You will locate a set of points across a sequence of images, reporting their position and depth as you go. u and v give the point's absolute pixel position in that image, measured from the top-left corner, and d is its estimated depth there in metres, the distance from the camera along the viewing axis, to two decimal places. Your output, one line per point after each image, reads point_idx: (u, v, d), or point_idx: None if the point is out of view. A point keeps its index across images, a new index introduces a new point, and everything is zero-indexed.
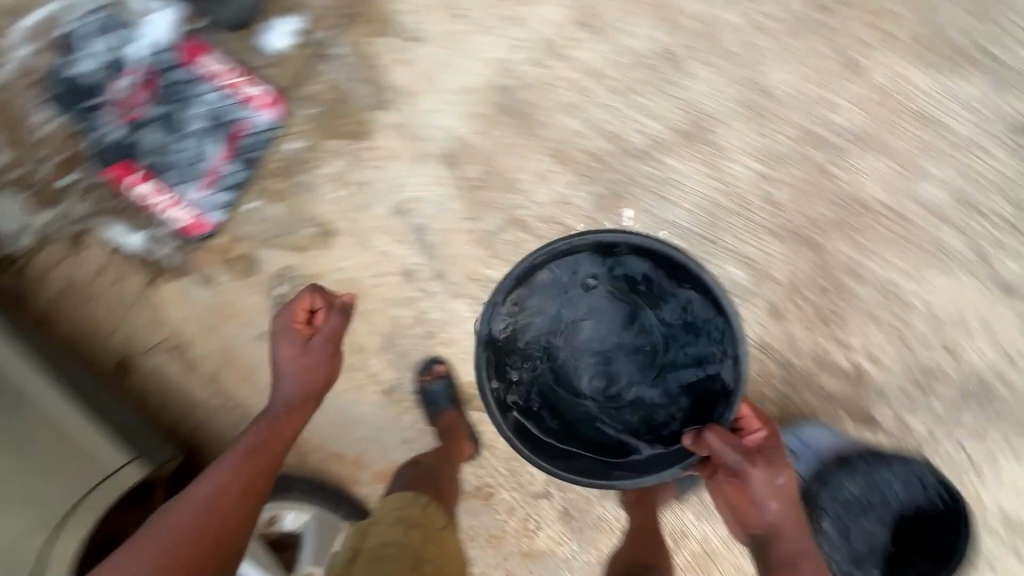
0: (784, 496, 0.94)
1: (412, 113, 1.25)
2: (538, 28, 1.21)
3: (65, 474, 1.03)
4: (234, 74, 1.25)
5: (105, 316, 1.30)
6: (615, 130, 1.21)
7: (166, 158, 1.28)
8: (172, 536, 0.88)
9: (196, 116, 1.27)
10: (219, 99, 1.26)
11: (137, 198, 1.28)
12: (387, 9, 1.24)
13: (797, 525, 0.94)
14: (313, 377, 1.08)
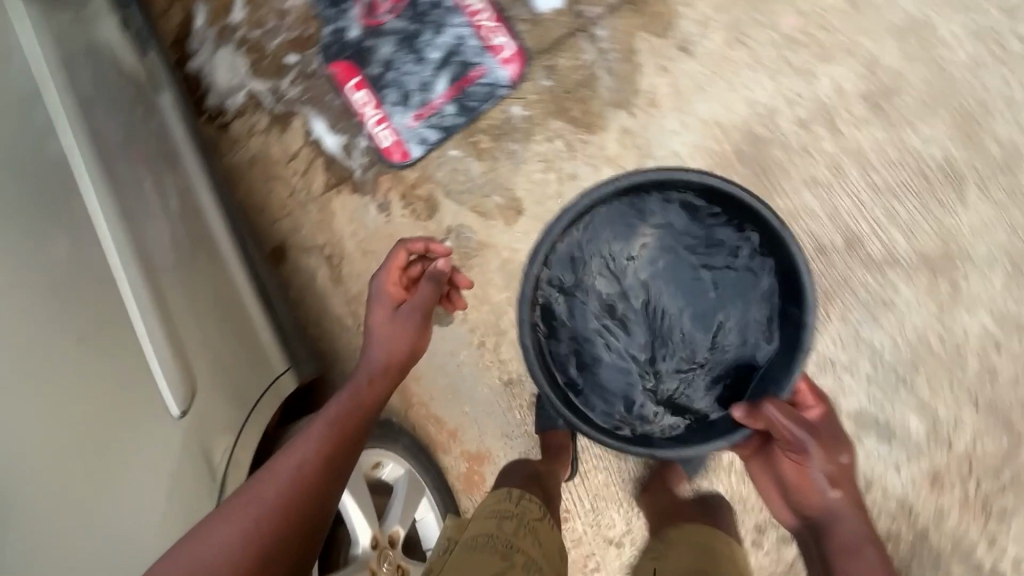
0: (840, 470, 0.89)
1: (649, 126, 1.16)
2: (821, 90, 1.10)
3: (247, 361, 1.07)
4: (489, 18, 1.19)
5: (280, 199, 1.33)
6: (853, 225, 1.11)
7: (391, 75, 1.25)
8: (254, 507, 0.76)
9: (436, 45, 1.22)
10: (464, 37, 1.21)
11: (352, 104, 1.27)
12: (669, 9, 1.14)
13: (853, 513, 0.89)
14: (402, 347, 0.99)
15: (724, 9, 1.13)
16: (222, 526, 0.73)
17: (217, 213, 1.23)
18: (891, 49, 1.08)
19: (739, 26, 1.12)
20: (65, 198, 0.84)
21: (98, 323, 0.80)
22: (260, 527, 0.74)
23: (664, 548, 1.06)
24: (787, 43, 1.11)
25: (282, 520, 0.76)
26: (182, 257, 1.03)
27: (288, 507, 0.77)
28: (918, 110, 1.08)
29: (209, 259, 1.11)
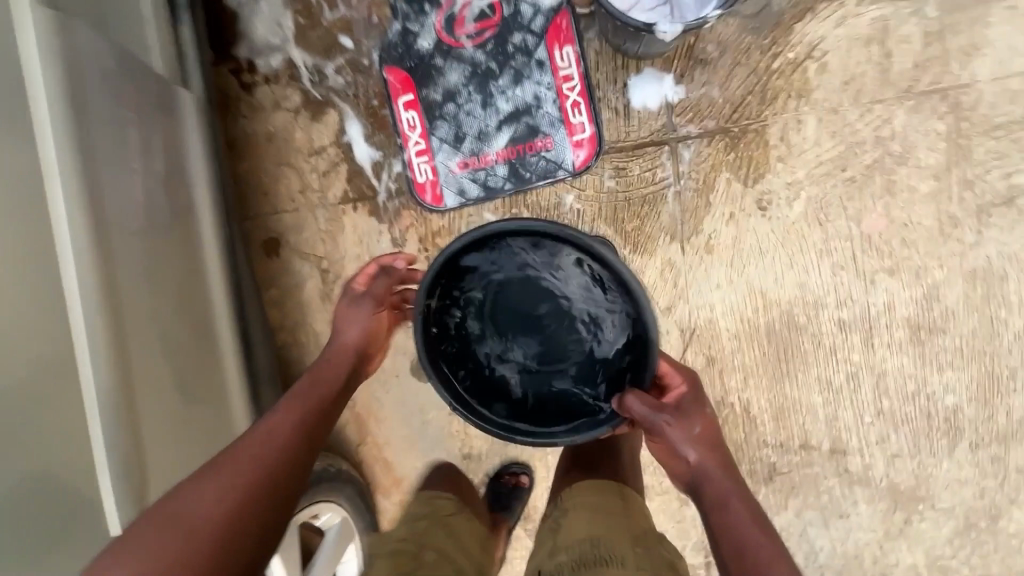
0: (700, 440, 0.87)
1: (693, 268, 1.09)
2: (874, 300, 1.05)
3: (206, 386, 0.95)
4: (577, 90, 1.06)
5: (288, 189, 1.19)
6: (843, 435, 1.10)
7: (450, 108, 1.11)
8: (226, 481, 0.66)
9: (509, 95, 1.08)
10: (543, 99, 1.07)
11: (398, 123, 1.13)
12: (764, 157, 1.04)
13: (730, 483, 0.83)
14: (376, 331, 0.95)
15: (819, 180, 1.03)
16: (185, 514, 0.62)
17: (212, 197, 1.08)
18: (955, 289, 1.03)
19: (825, 204, 1.04)
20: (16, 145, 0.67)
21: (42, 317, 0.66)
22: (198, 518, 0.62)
23: (557, 514, 0.85)
24: (863, 242, 1.04)
25: (252, 513, 0.66)
26: (160, 244, 0.89)
27: (258, 495, 0.67)
28: (953, 356, 1.05)
29: (188, 249, 0.98)
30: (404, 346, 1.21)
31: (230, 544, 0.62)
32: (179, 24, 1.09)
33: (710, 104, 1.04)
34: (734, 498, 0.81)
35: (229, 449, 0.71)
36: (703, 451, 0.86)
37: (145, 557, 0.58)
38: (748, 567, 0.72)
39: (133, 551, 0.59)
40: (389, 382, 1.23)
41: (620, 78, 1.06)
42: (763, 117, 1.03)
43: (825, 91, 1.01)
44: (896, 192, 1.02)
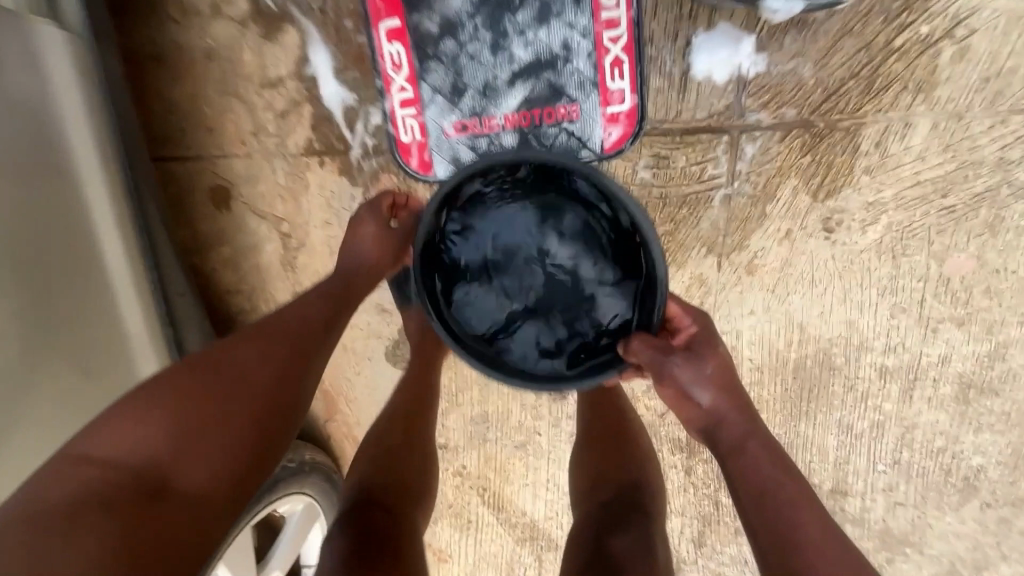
0: (718, 382, 0.78)
1: (726, 289, 0.91)
2: (928, 350, 0.90)
3: (88, 364, 0.77)
4: (621, 42, 0.78)
5: (236, 127, 0.94)
6: (848, 476, 1.02)
7: (449, 44, 0.83)
8: (253, 357, 0.69)
9: (530, 38, 0.80)
10: (574, 47, 0.80)
11: (378, 59, 0.85)
12: (846, 166, 0.81)
13: (746, 422, 0.76)
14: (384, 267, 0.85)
15: (908, 203, 0.81)
16: (241, 378, 0.67)
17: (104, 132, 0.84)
18: None
19: (908, 235, 0.83)
20: None
21: None
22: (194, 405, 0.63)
23: None
24: (938, 285, 0.85)
25: (269, 393, 0.68)
26: (2, 189, 0.71)
27: (280, 377, 0.69)
28: (996, 419, 0.93)
29: (64, 194, 0.78)
30: (378, 328, 1.06)
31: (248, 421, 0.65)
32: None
33: (797, 86, 0.78)
34: (759, 440, 0.73)
35: (261, 322, 0.73)
36: (722, 391, 0.77)
37: (175, 416, 0.63)
38: (774, 509, 0.67)
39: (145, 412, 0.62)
40: (361, 363, 1.10)
41: (683, 32, 0.77)
42: (861, 114, 0.78)
43: (952, 89, 0.75)
44: (999, 232, 0.81)
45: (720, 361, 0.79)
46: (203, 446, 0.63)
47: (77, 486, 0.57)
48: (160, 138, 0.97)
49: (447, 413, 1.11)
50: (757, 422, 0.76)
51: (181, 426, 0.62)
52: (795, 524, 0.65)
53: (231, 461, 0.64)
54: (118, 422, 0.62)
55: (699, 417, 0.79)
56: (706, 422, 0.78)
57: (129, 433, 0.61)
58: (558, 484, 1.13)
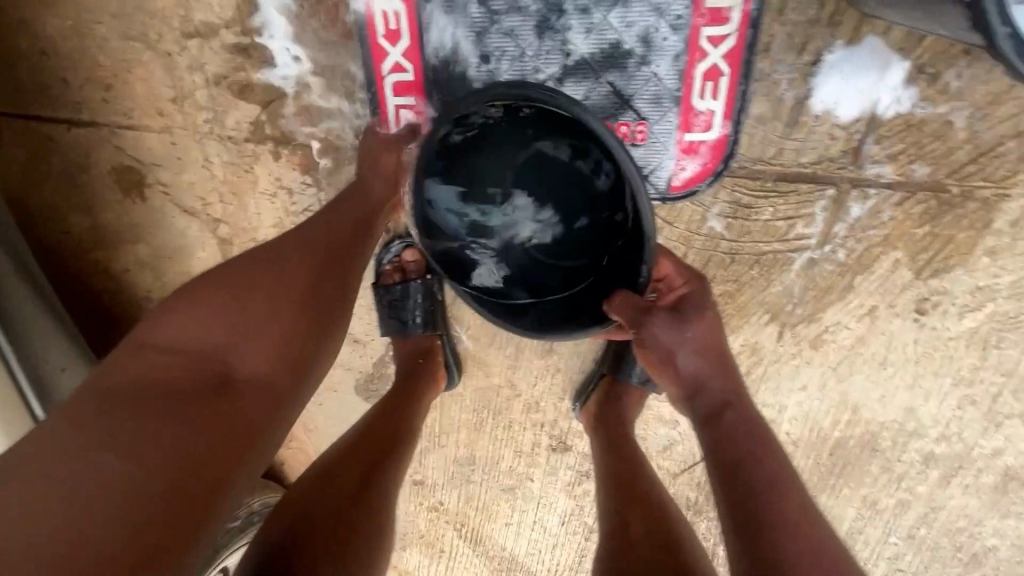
0: (703, 345, 0.56)
1: (782, 362, 0.75)
2: (983, 443, 0.80)
3: None
4: (722, 43, 0.55)
5: (151, 86, 0.65)
6: (858, 548, 0.94)
7: (475, 10, 0.57)
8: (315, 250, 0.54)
9: (595, 20, 0.56)
10: (656, 41, 0.56)
11: (368, 18, 0.59)
12: (968, 242, 0.64)
13: (728, 387, 0.55)
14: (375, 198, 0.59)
15: (1023, 293, 0.67)
16: (296, 262, 0.52)
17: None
18: None
19: (1009, 326, 0.69)
20: None
21: None
22: (254, 301, 0.50)
23: None
24: (1020, 380, 0.73)
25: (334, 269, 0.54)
26: None
27: (344, 250, 0.55)
28: None
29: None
30: (347, 359, 0.85)
31: (313, 301, 0.52)
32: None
33: (940, 137, 0.58)
34: (740, 410, 0.53)
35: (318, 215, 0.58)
36: (705, 358, 0.56)
37: (231, 309, 0.49)
38: (746, 491, 0.48)
39: (210, 303, 0.50)
40: (323, 394, 0.89)
41: (812, 43, 0.56)
42: (1010, 183, 0.60)
43: None
44: None
45: (711, 324, 0.57)
46: (260, 330, 0.49)
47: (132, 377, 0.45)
48: (35, 88, 0.66)
49: (425, 451, 0.94)
50: (742, 393, 0.55)
51: (238, 311, 0.49)
52: (772, 511, 0.46)
53: (295, 347, 0.50)
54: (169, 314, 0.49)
55: (671, 387, 0.57)
56: (679, 393, 0.56)
57: (186, 324, 0.49)
58: (545, 529, 0.99)
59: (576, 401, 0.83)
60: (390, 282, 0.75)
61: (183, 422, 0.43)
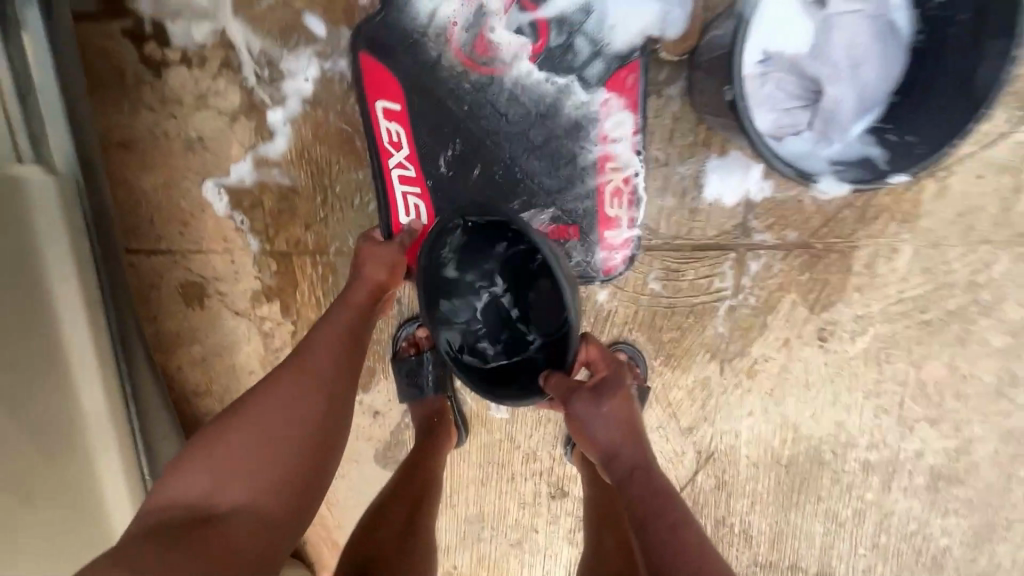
0: (617, 420, 0.70)
1: (728, 392, 0.93)
2: (905, 447, 0.96)
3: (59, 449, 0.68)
4: (623, 163, 0.80)
5: (218, 221, 0.85)
6: (833, 562, 1.05)
7: (453, 150, 0.80)
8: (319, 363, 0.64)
9: (533, 159, 0.80)
10: (577, 168, 0.80)
11: (376, 138, 0.79)
12: (839, 283, 0.86)
13: (639, 454, 0.68)
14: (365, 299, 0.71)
15: (891, 319, 0.88)
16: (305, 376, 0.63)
17: (58, 206, 0.69)
18: (987, 445, 0.96)
19: (891, 344, 0.89)
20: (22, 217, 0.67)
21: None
22: (270, 416, 0.60)
23: None
24: (915, 388, 0.92)
25: (338, 373, 0.65)
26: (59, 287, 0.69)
27: (342, 357, 0.66)
28: (960, 505, 1.00)
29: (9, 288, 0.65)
30: (369, 429, 0.98)
31: (326, 396, 0.63)
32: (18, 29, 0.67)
33: (797, 210, 0.82)
34: (647, 471, 0.66)
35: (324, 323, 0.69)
36: (619, 430, 0.69)
37: (253, 426, 0.60)
38: (652, 544, 0.60)
39: (237, 424, 0.60)
40: (345, 467, 1.01)
41: (696, 157, 0.81)
42: (854, 238, 0.83)
43: (934, 219, 0.82)
44: (967, 343, 0.89)
45: (622, 403, 0.70)
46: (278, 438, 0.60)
47: (184, 495, 0.59)
48: (128, 229, 0.86)
49: (438, 514, 1.04)
50: (650, 459, 0.68)
51: (256, 431, 0.60)
52: (675, 558, 0.59)
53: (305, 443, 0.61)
54: (205, 436, 0.62)
55: (596, 454, 0.71)
56: (600, 459, 0.70)
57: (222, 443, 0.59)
58: None
59: (568, 446, 0.97)
60: (406, 355, 0.91)
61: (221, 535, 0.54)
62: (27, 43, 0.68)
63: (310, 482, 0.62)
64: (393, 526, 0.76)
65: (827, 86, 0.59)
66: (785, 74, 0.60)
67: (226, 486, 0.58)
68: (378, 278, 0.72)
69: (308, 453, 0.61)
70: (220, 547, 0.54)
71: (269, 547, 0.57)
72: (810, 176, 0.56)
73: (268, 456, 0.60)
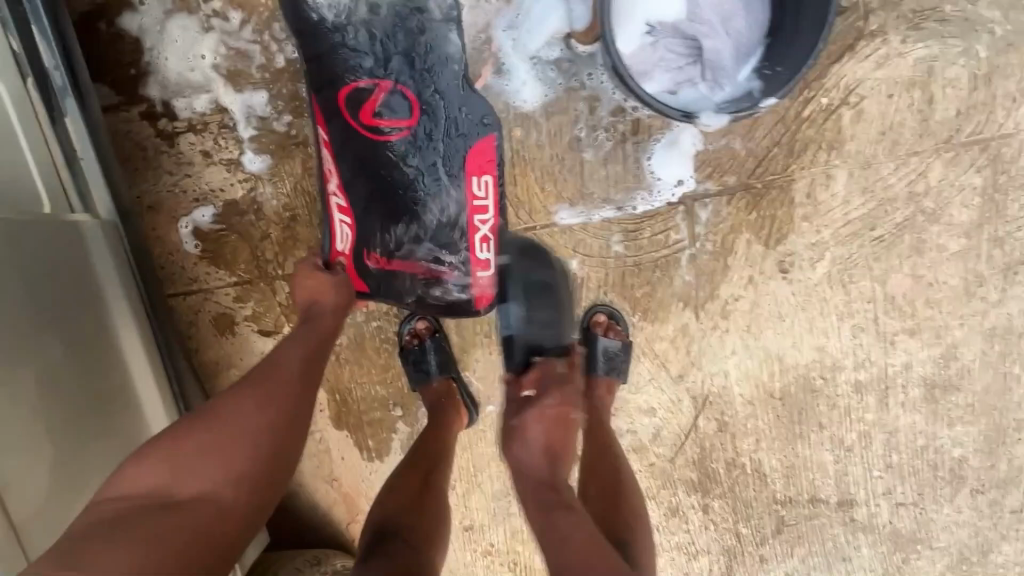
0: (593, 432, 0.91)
1: (708, 335, 1.00)
2: (891, 361, 1.00)
3: (133, 440, 0.80)
4: (486, 217, 0.91)
5: (235, 257, 0.98)
6: (851, 485, 1.09)
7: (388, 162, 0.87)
8: (287, 370, 0.71)
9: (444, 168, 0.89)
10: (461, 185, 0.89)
11: (320, 162, 0.90)
12: (786, 215, 0.93)
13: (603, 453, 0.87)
14: (325, 319, 0.81)
15: (844, 241, 0.94)
16: (275, 378, 0.70)
17: (104, 237, 0.83)
18: (974, 348, 0.99)
19: (850, 265, 0.95)
20: (79, 249, 0.78)
21: (68, 337, 0.72)
22: (244, 412, 0.66)
23: None
24: (886, 303, 0.97)
25: (303, 376, 0.72)
26: (118, 307, 0.82)
27: (307, 366, 0.73)
28: (963, 412, 1.03)
29: (84, 307, 0.76)
30: (393, 423, 1.10)
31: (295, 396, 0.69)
32: (61, 115, 0.81)
33: (732, 158, 0.91)
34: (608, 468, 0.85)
35: (294, 336, 0.77)
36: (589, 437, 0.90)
37: (229, 421, 0.65)
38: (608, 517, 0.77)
39: (213, 419, 0.65)
40: (378, 461, 1.12)
41: (630, 129, 0.92)
42: (790, 172, 0.91)
43: (859, 142, 0.89)
44: (923, 251, 0.94)
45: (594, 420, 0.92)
46: (249, 431, 0.65)
47: (142, 484, 0.61)
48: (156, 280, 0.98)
49: (467, 494, 1.13)
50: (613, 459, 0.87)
51: (229, 425, 0.64)
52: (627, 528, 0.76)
53: (275, 434, 0.66)
54: (169, 434, 0.64)
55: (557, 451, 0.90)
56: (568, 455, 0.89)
57: (198, 436, 0.64)
58: None
59: None
60: (411, 346, 1.02)
61: (188, 518, 0.58)
62: (70, 125, 0.82)
63: (278, 472, 0.67)
64: (408, 495, 0.87)
65: (704, 40, 0.70)
66: (670, 39, 0.71)
67: (186, 477, 0.61)
68: (336, 300, 0.83)
69: (273, 450, 0.66)
70: (184, 529, 0.57)
71: (230, 535, 0.60)
72: (694, 115, 0.67)
73: (232, 449, 0.63)
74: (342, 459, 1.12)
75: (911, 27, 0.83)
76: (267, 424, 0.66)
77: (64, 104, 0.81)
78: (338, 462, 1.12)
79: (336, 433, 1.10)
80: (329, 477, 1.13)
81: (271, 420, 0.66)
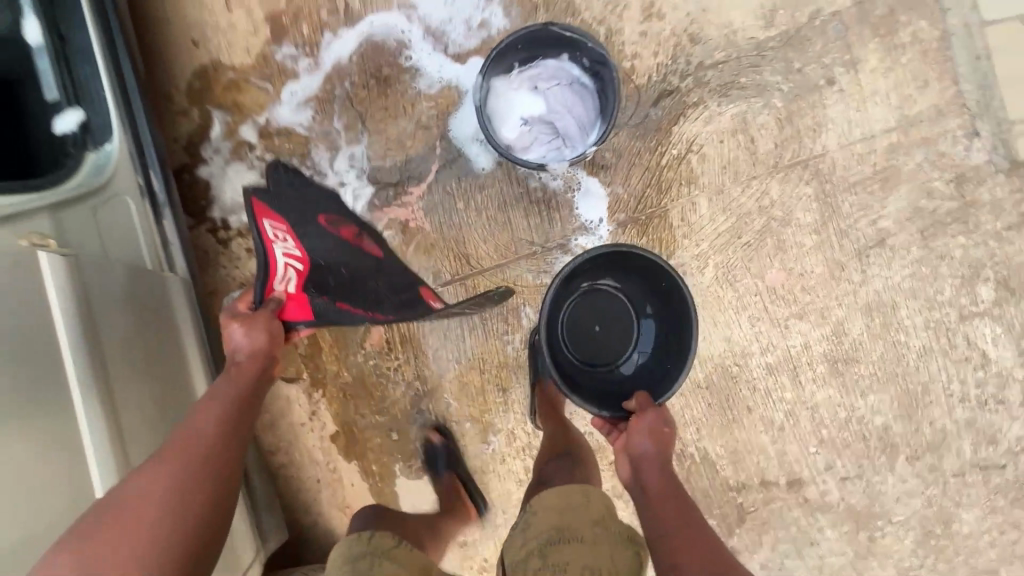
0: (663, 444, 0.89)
1: None
2: (792, 343, 1.20)
3: None
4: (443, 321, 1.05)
5: None
6: (795, 464, 1.21)
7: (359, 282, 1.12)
8: (212, 435, 0.78)
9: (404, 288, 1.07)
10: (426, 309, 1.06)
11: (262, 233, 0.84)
12: (669, 236, 1.21)
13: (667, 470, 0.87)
14: (250, 374, 0.88)
15: (720, 250, 1.20)
16: (197, 448, 0.76)
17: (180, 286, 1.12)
18: (858, 322, 1.18)
19: (731, 267, 1.20)
20: (157, 289, 1.03)
21: (155, 349, 0.96)
22: (172, 484, 0.71)
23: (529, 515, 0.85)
24: (770, 294, 1.19)
25: (227, 438, 0.79)
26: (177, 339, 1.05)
27: (231, 428, 0.81)
28: (871, 382, 1.18)
29: (155, 332, 0.97)
30: (391, 447, 1.32)
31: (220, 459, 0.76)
32: (162, 218, 1.20)
33: (619, 201, 1.22)
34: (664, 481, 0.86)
35: (216, 401, 0.83)
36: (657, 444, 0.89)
37: (160, 494, 0.69)
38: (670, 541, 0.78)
39: (142, 492, 0.69)
40: (382, 484, 1.33)
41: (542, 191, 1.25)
42: (663, 204, 1.21)
43: (708, 176, 1.20)
44: (786, 249, 1.19)
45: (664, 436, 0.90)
46: (181, 497, 0.70)
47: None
48: None
49: None
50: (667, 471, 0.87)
51: (160, 496, 0.69)
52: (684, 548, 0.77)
53: (205, 495, 0.73)
54: (87, 524, 0.66)
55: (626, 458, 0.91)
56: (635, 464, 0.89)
57: (123, 518, 0.66)
58: None
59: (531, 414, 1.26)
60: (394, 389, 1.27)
61: None
62: (167, 224, 1.20)
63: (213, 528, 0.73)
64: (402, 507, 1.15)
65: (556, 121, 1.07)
66: (537, 123, 1.08)
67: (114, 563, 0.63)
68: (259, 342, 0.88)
69: (206, 512, 0.72)
70: None
71: None
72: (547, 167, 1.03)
73: (167, 523, 0.68)
74: (352, 486, 1.33)
75: (722, 95, 1.18)
76: (197, 490, 0.72)
77: (164, 213, 1.20)
78: (349, 489, 1.33)
79: (346, 462, 1.33)
80: (342, 504, 1.33)
81: (200, 486, 0.73)
